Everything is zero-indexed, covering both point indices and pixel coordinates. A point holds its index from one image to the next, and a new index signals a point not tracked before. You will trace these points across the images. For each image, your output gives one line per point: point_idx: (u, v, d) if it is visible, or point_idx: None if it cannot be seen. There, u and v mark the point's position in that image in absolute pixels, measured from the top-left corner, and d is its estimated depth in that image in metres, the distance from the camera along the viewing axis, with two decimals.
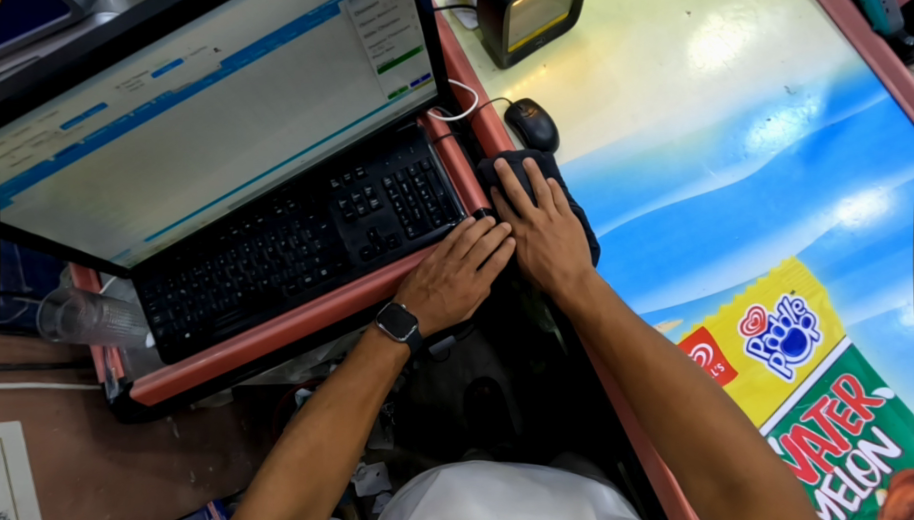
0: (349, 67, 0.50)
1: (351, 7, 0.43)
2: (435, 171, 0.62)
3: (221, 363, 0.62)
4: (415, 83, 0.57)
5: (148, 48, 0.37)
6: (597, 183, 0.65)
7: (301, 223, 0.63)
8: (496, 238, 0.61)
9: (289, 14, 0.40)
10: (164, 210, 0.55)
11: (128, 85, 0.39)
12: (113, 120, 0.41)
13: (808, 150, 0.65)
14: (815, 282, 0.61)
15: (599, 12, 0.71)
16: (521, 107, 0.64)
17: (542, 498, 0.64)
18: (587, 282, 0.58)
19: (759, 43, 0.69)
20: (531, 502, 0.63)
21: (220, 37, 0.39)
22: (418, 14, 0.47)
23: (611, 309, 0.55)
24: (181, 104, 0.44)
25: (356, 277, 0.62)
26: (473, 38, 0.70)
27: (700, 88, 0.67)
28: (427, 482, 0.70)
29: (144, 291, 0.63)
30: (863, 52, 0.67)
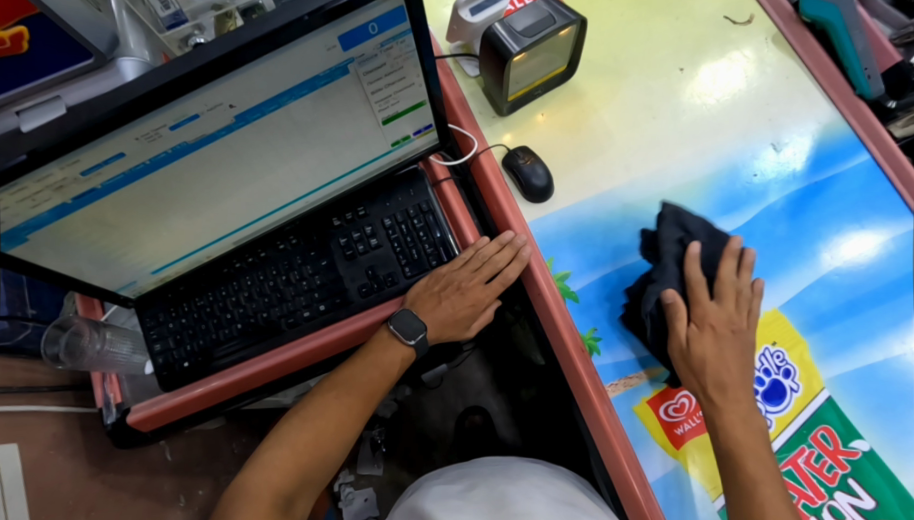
0: (356, 118, 0.52)
1: (361, 67, 0.46)
2: (434, 215, 0.65)
3: (217, 392, 0.64)
4: (418, 132, 0.60)
5: (169, 104, 0.39)
6: (590, 229, 0.67)
7: (302, 258, 0.65)
8: (507, 256, 0.63)
9: (301, 73, 0.43)
10: (171, 245, 0.57)
11: (147, 137, 0.41)
12: (130, 167, 0.44)
13: (793, 206, 0.68)
14: (796, 334, 0.64)
15: (597, 65, 0.74)
16: (519, 153, 0.67)
17: (537, 502, 0.60)
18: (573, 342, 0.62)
19: (747, 101, 0.72)
20: (524, 504, 0.60)
21: (235, 95, 0.42)
22: (422, 73, 0.50)
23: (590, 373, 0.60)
24: (195, 152, 0.46)
25: (354, 313, 0.64)
26: (475, 85, 0.73)
27: (691, 142, 0.70)
28: (435, 487, 0.69)
29: (146, 318, 0.65)
30: (846, 114, 0.71)
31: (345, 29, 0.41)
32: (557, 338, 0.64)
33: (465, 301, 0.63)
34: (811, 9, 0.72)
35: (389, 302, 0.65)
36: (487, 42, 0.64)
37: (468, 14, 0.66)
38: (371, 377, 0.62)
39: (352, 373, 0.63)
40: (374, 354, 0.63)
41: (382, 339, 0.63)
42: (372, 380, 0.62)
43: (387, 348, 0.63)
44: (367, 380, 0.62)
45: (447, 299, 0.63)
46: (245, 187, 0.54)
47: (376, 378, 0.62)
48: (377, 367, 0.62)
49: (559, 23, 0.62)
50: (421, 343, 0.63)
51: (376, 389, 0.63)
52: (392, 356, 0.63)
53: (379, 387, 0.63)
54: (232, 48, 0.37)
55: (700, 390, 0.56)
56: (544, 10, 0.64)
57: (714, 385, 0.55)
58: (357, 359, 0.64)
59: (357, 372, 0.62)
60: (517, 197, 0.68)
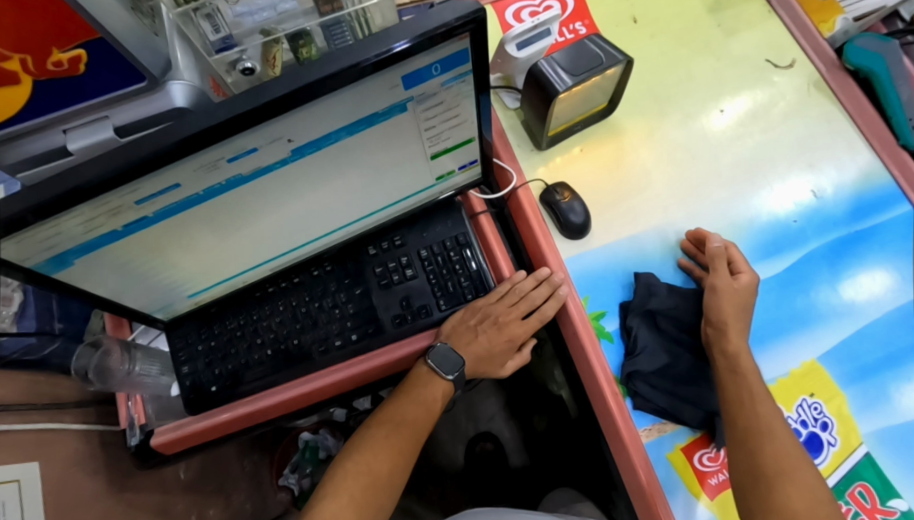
0: (407, 152, 0.51)
1: (418, 105, 0.45)
2: (471, 247, 0.64)
3: (244, 417, 0.63)
4: (462, 167, 0.59)
5: (232, 136, 0.38)
6: (626, 269, 0.66)
7: (336, 286, 0.64)
8: (545, 293, 0.62)
9: (362, 111, 0.42)
10: (209, 269, 0.56)
11: (204, 168, 0.40)
12: (183, 198, 0.43)
13: (832, 254, 0.67)
14: (835, 387, 0.62)
15: (637, 102, 0.74)
16: (557, 190, 0.67)
17: None
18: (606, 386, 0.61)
19: (788, 146, 0.72)
20: None
21: (295, 129, 0.41)
22: (477, 112, 0.49)
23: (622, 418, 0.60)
24: (248, 184, 0.45)
25: (386, 344, 0.63)
26: (514, 117, 0.73)
27: (729, 185, 0.70)
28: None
29: (175, 339, 0.63)
30: (889, 164, 0.70)
31: (410, 69, 0.40)
32: (591, 378, 0.63)
33: (501, 337, 0.62)
34: (856, 57, 0.71)
35: (422, 334, 0.64)
36: (533, 78, 0.64)
37: (514, 49, 0.65)
38: (407, 413, 0.61)
39: (389, 408, 0.62)
40: (412, 389, 0.62)
41: (422, 374, 0.63)
42: (407, 415, 0.61)
43: (426, 383, 0.62)
44: (402, 416, 0.61)
45: (483, 334, 0.62)
46: (291, 216, 0.53)
47: (408, 412, 0.62)
48: (412, 401, 0.62)
49: (607, 62, 0.62)
50: (457, 379, 0.63)
51: (408, 424, 0.61)
52: (429, 391, 0.62)
53: (411, 422, 0.61)
54: (301, 85, 0.37)
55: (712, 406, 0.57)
56: (591, 49, 0.64)
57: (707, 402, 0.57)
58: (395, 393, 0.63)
59: (394, 406, 0.62)
60: (554, 233, 0.67)
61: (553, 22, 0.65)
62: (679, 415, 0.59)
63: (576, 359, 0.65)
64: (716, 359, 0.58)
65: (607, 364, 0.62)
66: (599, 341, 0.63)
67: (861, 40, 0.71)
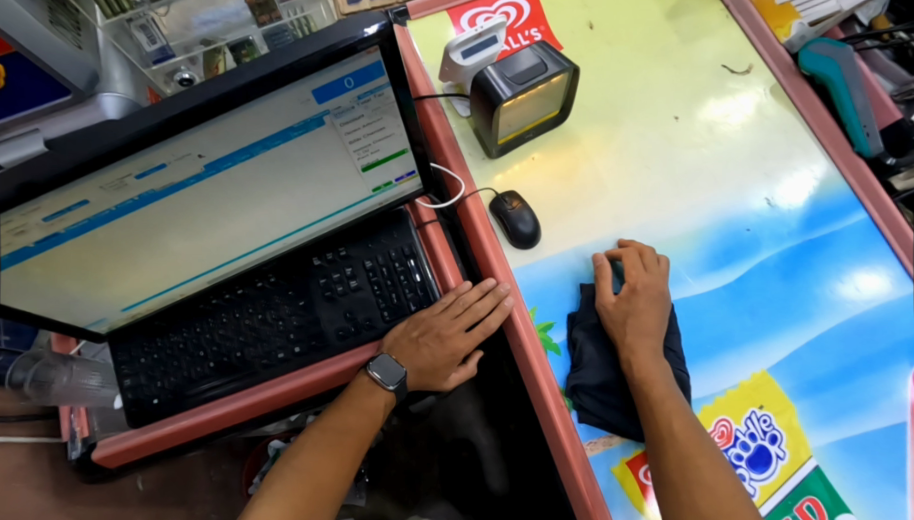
0: (335, 164, 0.50)
1: (337, 118, 0.44)
2: (417, 258, 0.64)
3: (186, 430, 0.62)
4: (400, 178, 0.58)
5: (135, 155, 0.38)
6: (574, 280, 0.66)
7: (280, 298, 0.63)
8: (489, 304, 0.62)
9: (274, 125, 0.42)
10: (142, 284, 0.55)
11: (111, 186, 0.40)
12: (95, 214, 0.42)
13: (786, 264, 0.66)
14: (786, 399, 0.61)
15: (591, 109, 0.73)
16: (506, 199, 0.66)
17: None
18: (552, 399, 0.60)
19: (743, 154, 0.71)
20: None
21: (205, 145, 0.40)
22: (404, 123, 0.49)
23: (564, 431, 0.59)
24: (165, 200, 0.44)
25: (330, 356, 0.63)
26: (467, 125, 0.72)
27: (682, 194, 0.69)
28: None
29: (119, 352, 0.63)
30: (844, 171, 0.69)
31: (321, 83, 0.40)
32: (537, 390, 0.62)
33: (444, 350, 0.61)
34: (810, 63, 0.70)
35: (365, 346, 0.63)
36: (478, 87, 0.63)
37: (459, 57, 0.64)
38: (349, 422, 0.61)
39: (333, 418, 0.62)
40: (356, 399, 0.62)
41: (363, 385, 0.62)
42: (349, 423, 0.61)
43: (370, 394, 0.62)
44: (344, 425, 0.61)
45: (425, 347, 0.61)
46: (222, 231, 0.53)
47: (351, 424, 0.61)
48: (357, 411, 0.61)
49: (551, 70, 0.61)
50: (400, 389, 0.63)
51: (350, 435, 0.61)
52: (372, 402, 0.61)
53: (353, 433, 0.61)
54: (200, 102, 0.36)
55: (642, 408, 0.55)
56: (536, 57, 0.63)
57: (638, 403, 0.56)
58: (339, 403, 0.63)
59: (335, 416, 0.62)
60: (503, 243, 0.67)
61: (499, 30, 0.64)
62: (623, 429, 0.58)
63: (523, 371, 0.64)
64: (660, 371, 0.57)
65: (553, 376, 0.62)
66: (545, 353, 0.62)
67: (817, 45, 0.69)
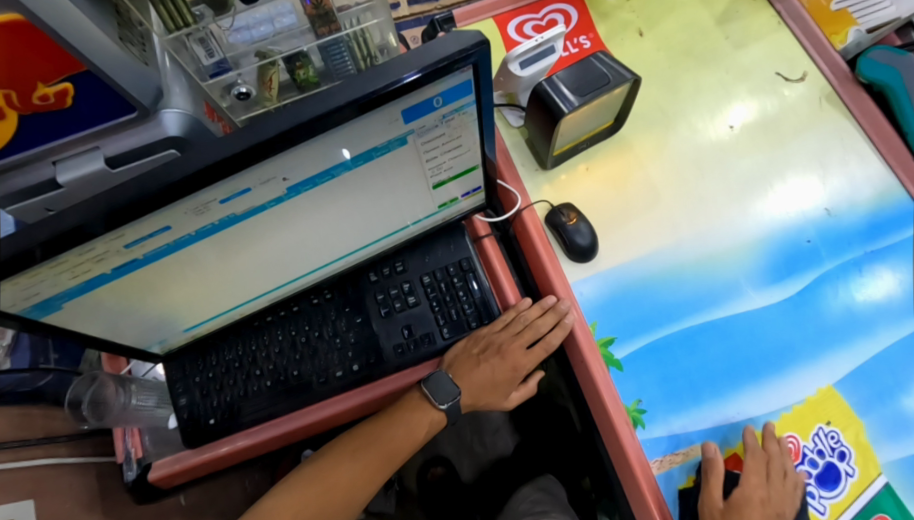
0: (407, 184, 0.49)
1: (420, 137, 0.42)
2: (475, 273, 0.62)
3: (243, 450, 0.61)
4: (466, 195, 0.57)
5: (225, 179, 0.37)
6: (634, 292, 0.64)
7: (337, 314, 0.62)
8: (550, 321, 0.60)
9: (360, 146, 0.40)
10: (202, 305, 0.54)
11: (195, 211, 0.39)
12: (174, 239, 0.41)
13: (847, 275, 0.65)
14: (851, 414, 0.60)
15: (644, 118, 0.72)
16: (563, 211, 0.66)
17: None
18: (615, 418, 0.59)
19: (800, 162, 0.70)
20: None
21: (290, 168, 0.39)
22: (481, 141, 0.47)
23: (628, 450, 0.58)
24: (240, 223, 0.43)
25: (387, 374, 0.61)
26: (518, 135, 0.71)
27: (741, 204, 0.68)
28: None
29: (172, 370, 0.62)
30: (904, 181, 0.68)
31: (410, 103, 0.38)
32: (599, 407, 0.61)
33: (504, 367, 0.60)
34: (869, 70, 0.69)
35: (424, 363, 0.62)
36: (538, 98, 0.62)
37: (517, 67, 0.63)
38: (393, 436, 0.60)
39: (371, 432, 0.60)
40: (398, 414, 0.60)
41: (413, 400, 0.61)
42: (393, 438, 0.60)
43: (414, 410, 0.60)
44: (389, 440, 0.60)
45: (486, 363, 0.60)
46: (288, 249, 0.51)
47: (405, 447, 0.60)
48: (400, 427, 0.60)
49: (613, 82, 0.60)
50: (452, 409, 0.60)
51: (396, 450, 0.60)
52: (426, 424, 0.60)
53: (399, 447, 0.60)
54: (293, 125, 0.35)
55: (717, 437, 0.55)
56: (596, 68, 0.62)
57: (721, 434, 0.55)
58: (379, 415, 0.62)
59: (381, 429, 0.60)
60: (560, 256, 0.66)
61: (558, 40, 0.63)
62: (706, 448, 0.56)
63: (584, 388, 0.62)
64: None
65: (617, 394, 0.60)
66: (608, 369, 0.61)
67: (875, 52, 0.68)
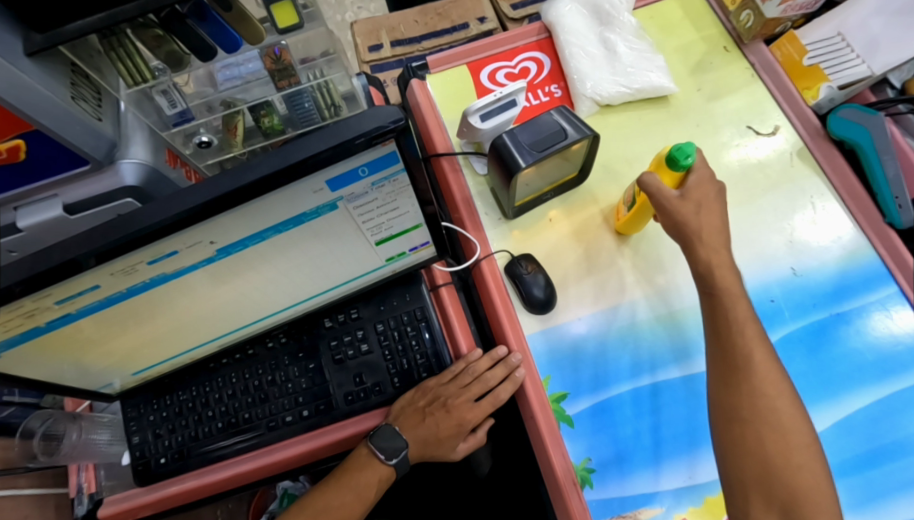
0: (349, 242, 0.50)
1: (351, 204, 0.44)
2: (428, 323, 0.62)
3: (192, 491, 0.62)
4: (414, 248, 0.57)
5: (150, 244, 0.38)
6: (590, 349, 0.64)
7: (290, 359, 0.63)
8: (499, 375, 0.61)
9: (289, 212, 0.42)
10: (150, 350, 0.55)
11: (123, 271, 0.40)
12: (106, 295, 0.42)
13: (813, 338, 0.64)
14: None
15: (611, 169, 0.71)
16: (522, 262, 0.65)
17: None
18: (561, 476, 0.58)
19: (768, 218, 0.69)
20: None
21: (215, 233, 0.40)
22: (417, 202, 0.49)
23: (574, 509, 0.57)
24: (175, 280, 0.44)
25: (338, 421, 0.62)
26: (484, 183, 0.71)
27: (682, 263, 0.67)
28: None
29: (128, 408, 0.63)
30: (874, 242, 0.67)
31: (334, 174, 0.40)
32: (547, 465, 0.60)
33: (449, 421, 0.61)
34: (839, 128, 0.69)
35: (374, 411, 0.63)
36: (495, 150, 0.62)
37: (477, 120, 0.64)
38: (344, 499, 0.61)
39: (323, 497, 0.61)
40: (348, 474, 0.61)
41: (361, 457, 0.61)
42: (339, 502, 0.60)
43: (363, 468, 0.61)
44: (339, 503, 0.60)
45: (431, 416, 0.61)
46: (234, 298, 0.52)
47: (348, 500, 0.61)
48: (351, 488, 0.61)
49: (571, 137, 0.60)
50: (401, 462, 0.62)
51: (345, 513, 0.60)
52: (370, 475, 0.61)
53: (349, 511, 0.60)
54: (210, 198, 0.36)
55: (744, 492, 0.50)
56: (553, 122, 0.61)
57: (747, 503, 0.50)
58: (329, 477, 0.62)
59: (332, 495, 0.61)
60: (518, 307, 0.65)
61: (518, 94, 0.64)
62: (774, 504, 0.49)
63: (535, 447, 0.62)
64: None
65: (566, 452, 0.59)
66: (558, 426, 0.60)
67: (844, 110, 0.68)
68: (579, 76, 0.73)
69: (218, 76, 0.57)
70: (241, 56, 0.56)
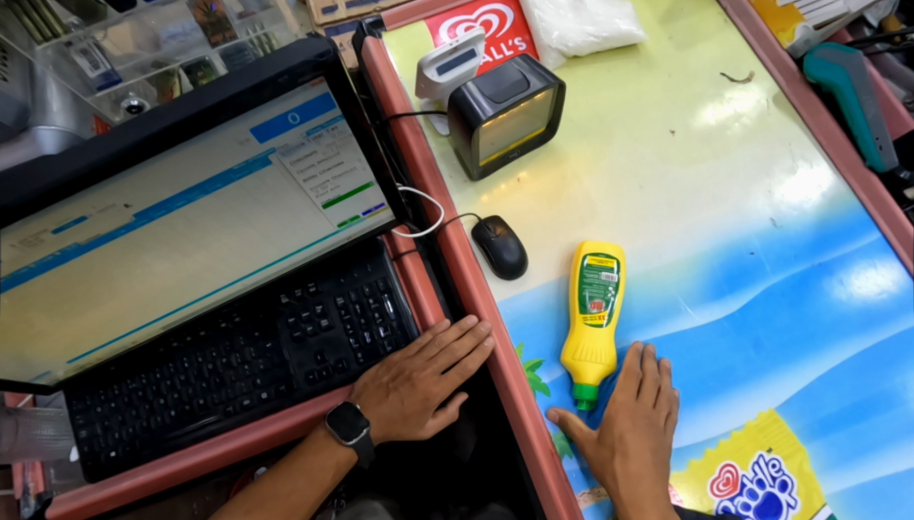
0: (290, 205, 0.46)
1: (285, 157, 0.40)
2: (392, 294, 0.59)
3: (145, 485, 0.58)
4: (369, 211, 0.53)
5: (48, 208, 0.33)
6: (563, 314, 0.60)
7: (245, 339, 0.59)
8: (468, 344, 0.57)
9: (211, 170, 0.37)
10: (84, 338, 0.50)
11: (25, 242, 0.34)
12: (11, 273, 0.36)
13: (794, 290, 0.61)
14: (756, 427, 0.56)
15: (579, 125, 0.68)
16: (489, 226, 0.61)
17: None
18: (539, 449, 0.55)
19: (747, 168, 0.66)
20: None
21: (130, 195, 0.35)
22: (364, 157, 0.44)
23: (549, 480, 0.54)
24: (93, 252, 0.39)
25: (301, 402, 0.58)
26: (447, 144, 0.67)
27: (657, 220, 0.64)
28: None
29: (73, 401, 0.59)
30: (855, 187, 0.65)
31: (259, 121, 0.35)
32: (523, 435, 0.57)
33: (415, 396, 0.58)
34: (817, 70, 0.65)
35: (337, 390, 0.59)
36: (454, 104, 0.57)
37: (435, 73, 0.60)
38: (298, 481, 0.57)
39: (274, 486, 0.58)
40: (302, 457, 0.58)
41: (317, 439, 0.58)
42: (303, 488, 0.57)
43: (325, 451, 0.58)
44: (289, 490, 0.57)
45: (394, 392, 0.58)
46: (171, 275, 0.47)
47: (312, 485, 0.57)
48: (302, 472, 0.57)
49: (534, 87, 0.56)
50: (361, 442, 0.58)
51: (296, 499, 0.57)
52: (334, 457, 0.58)
53: (304, 498, 0.57)
54: (111, 152, 0.31)
55: None
56: (515, 71, 0.57)
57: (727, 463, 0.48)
58: (284, 463, 0.59)
59: (281, 480, 0.58)
60: (487, 273, 0.62)
61: (477, 43, 0.60)
62: None
63: (511, 417, 0.58)
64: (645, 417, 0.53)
65: (543, 422, 0.56)
66: (534, 395, 0.57)
67: (822, 51, 0.65)
68: (545, 26, 0.69)
69: (162, 35, 0.52)
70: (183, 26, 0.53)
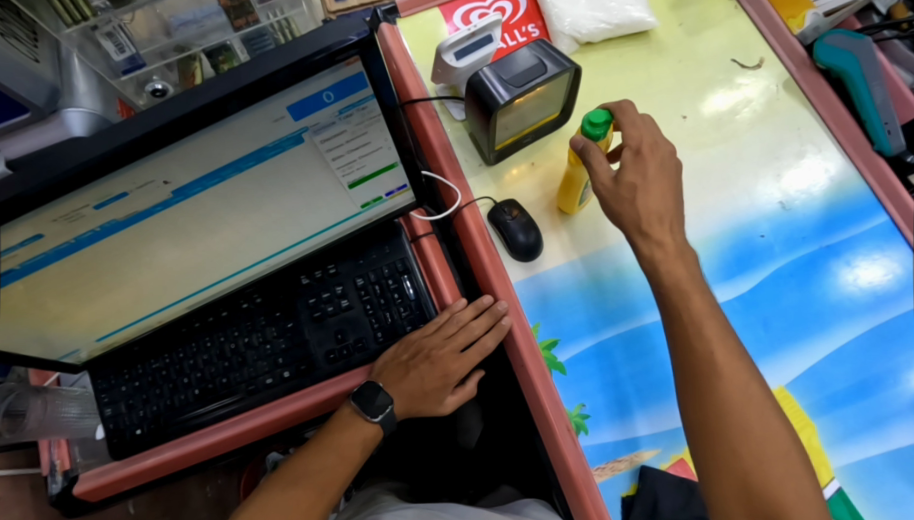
0: (318, 184, 0.47)
1: (316, 136, 0.41)
2: (410, 275, 0.60)
3: (170, 462, 0.59)
4: (391, 193, 0.54)
5: (92, 183, 0.34)
6: (577, 295, 0.62)
7: (266, 319, 0.60)
8: (485, 323, 0.59)
9: (246, 146, 0.38)
10: (112, 316, 0.51)
11: (67, 217, 0.35)
12: (52, 248, 0.37)
13: (803, 272, 0.63)
14: None
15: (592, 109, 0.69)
16: (506, 208, 0.62)
17: None
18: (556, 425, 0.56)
19: (756, 152, 0.67)
20: None
21: (170, 171, 0.36)
22: (391, 136, 0.45)
23: (566, 455, 0.55)
24: (130, 229, 0.40)
25: (322, 381, 0.59)
26: (462, 129, 0.68)
27: None
28: None
29: (97, 381, 0.60)
30: (864, 171, 0.66)
31: (295, 98, 0.36)
32: (539, 412, 0.58)
33: (435, 374, 0.59)
34: (826, 56, 0.67)
35: (357, 369, 0.60)
36: (472, 88, 0.58)
37: (452, 58, 0.61)
38: (321, 455, 0.59)
39: (297, 463, 0.59)
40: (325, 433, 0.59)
41: (343, 417, 0.60)
42: (326, 464, 0.58)
43: (349, 427, 0.59)
44: (311, 466, 0.59)
45: (414, 370, 0.59)
46: (199, 254, 0.48)
47: (335, 461, 0.59)
48: (324, 448, 0.59)
49: (551, 71, 0.57)
50: (387, 418, 0.60)
51: (317, 475, 0.58)
52: (356, 433, 0.59)
53: (327, 473, 0.59)
54: (155, 125, 0.32)
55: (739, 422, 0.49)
56: (531, 56, 0.58)
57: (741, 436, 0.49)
58: (308, 441, 0.60)
59: (304, 456, 0.59)
60: (503, 254, 0.63)
61: (494, 28, 0.61)
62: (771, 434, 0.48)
63: (527, 395, 0.60)
64: None
65: (559, 399, 0.58)
66: (550, 373, 0.59)
67: (832, 37, 0.66)
68: (557, 13, 0.70)
69: (173, 23, 0.53)
70: (200, 12, 0.54)
